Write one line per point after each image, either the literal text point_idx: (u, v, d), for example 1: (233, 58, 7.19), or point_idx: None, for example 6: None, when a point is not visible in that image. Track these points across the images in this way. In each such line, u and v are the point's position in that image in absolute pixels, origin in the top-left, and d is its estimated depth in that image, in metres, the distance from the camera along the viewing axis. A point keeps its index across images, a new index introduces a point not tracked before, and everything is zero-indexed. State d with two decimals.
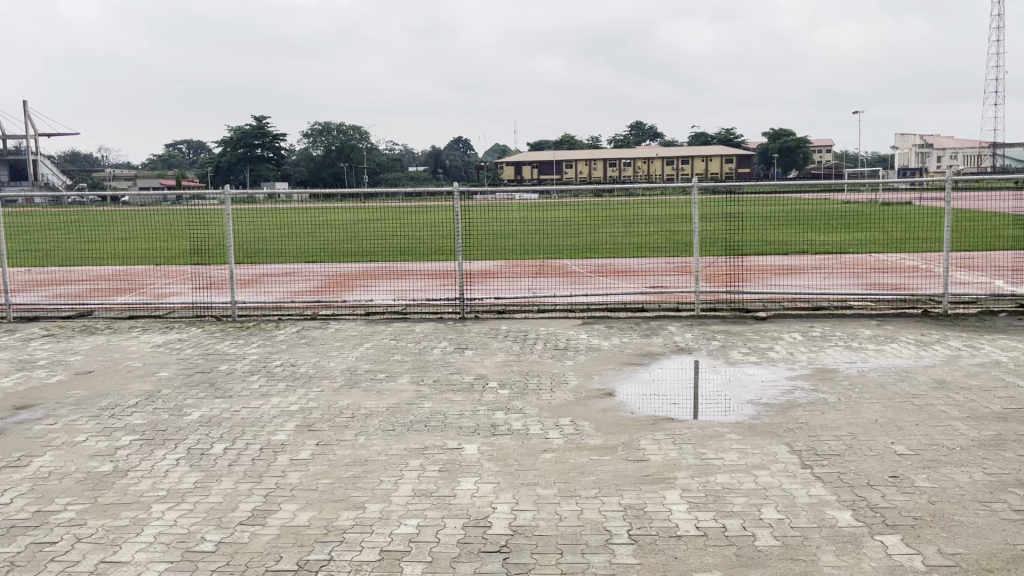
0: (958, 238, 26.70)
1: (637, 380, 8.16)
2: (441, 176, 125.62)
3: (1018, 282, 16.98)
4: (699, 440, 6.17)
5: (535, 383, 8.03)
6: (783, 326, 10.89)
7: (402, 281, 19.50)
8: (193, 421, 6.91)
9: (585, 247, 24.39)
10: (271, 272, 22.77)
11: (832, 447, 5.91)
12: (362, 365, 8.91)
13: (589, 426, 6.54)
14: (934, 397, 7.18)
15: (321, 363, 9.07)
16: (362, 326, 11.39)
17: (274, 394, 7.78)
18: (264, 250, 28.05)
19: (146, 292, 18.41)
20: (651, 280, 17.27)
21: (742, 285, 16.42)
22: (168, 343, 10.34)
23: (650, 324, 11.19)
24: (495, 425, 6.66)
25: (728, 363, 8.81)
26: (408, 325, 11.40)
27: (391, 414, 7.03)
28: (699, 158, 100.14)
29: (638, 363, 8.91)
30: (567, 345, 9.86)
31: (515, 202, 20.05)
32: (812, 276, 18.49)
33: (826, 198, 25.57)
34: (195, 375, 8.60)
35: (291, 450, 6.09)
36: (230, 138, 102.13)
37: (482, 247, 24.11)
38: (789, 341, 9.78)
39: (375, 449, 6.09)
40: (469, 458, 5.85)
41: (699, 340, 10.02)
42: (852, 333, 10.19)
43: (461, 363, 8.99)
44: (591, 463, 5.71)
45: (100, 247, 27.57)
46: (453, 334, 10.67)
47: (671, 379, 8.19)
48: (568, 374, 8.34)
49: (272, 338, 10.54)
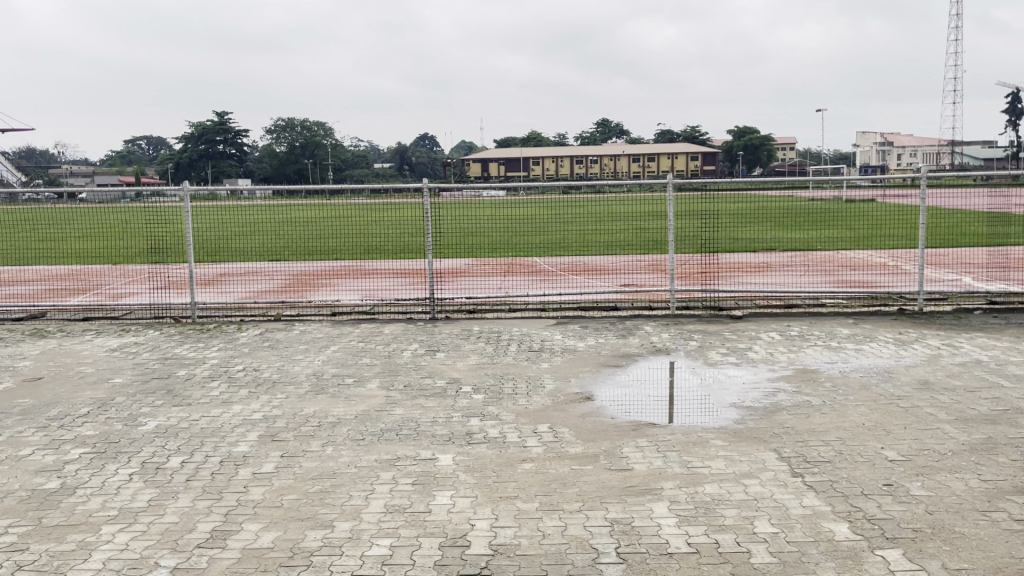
0: (923, 236, 26.89)
1: (615, 383, 7.90)
2: (407, 173, 124.72)
3: (986, 279, 17.02)
4: (683, 447, 5.92)
5: (510, 387, 7.73)
6: (760, 325, 10.71)
7: (370, 280, 19.08)
8: (149, 431, 6.51)
9: (554, 245, 24.14)
10: (232, 271, 22.18)
11: (822, 453, 5.69)
12: (329, 370, 8.53)
13: (569, 433, 6.24)
14: (919, 399, 7.01)
15: (286, 367, 8.69)
16: (329, 328, 10.99)
17: (236, 401, 7.39)
18: (226, 249, 27.39)
19: (102, 293, 17.80)
20: (623, 278, 17.03)
21: (716, 283, 16.24)
22: (124, 347, 9.87)
23: (626, 323, 10.95)
24: (470, 432, 6.34)
25: (707, 364, 8.59)
26: (376, 327, 11.03)
27: (361, 422, 6.68)
28: (665, 156, 100.50)
29: (616, 364, 8.64)
30: (542, 346, 9.58)
31: (484, 199, 19.66)
32: (785, 274, 18.40)
33: (793, 195, 25.60)
34: (152, 381, 8.17)
35: (253, 463, 5.73)
36: (192, 134, 100.43)
37: (451, 247, 23.72)
38: (767, 341, 9.59)
39: (344, 460, 5.75)
40: (443, 470, 5.53)
41: (676, 340, 9.79)
42: (830, 332, 10.04)
43: (433, 366, 8.66)
44: (573, 473, 5.42)
45: (55, 246, 26.70)
46: (424, 336, 10.33)
47: (650, 382, 7.94)
48: (545, 377, 8.06)
49: (234, 342, 10.11)
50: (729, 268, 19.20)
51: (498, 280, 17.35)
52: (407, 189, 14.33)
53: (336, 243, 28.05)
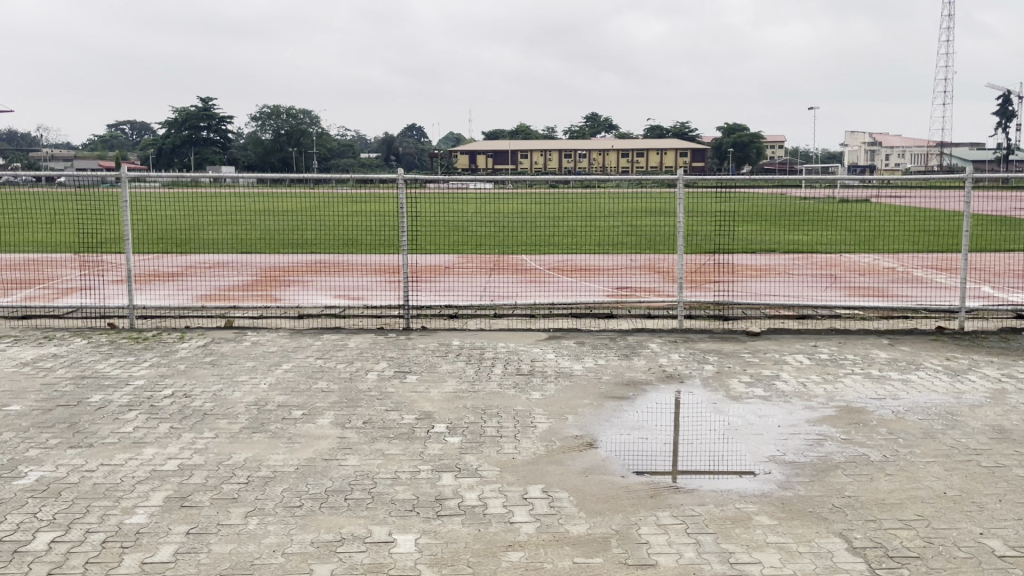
0: (927, 241, 25.65)
1: (621, 423, 6.45)
2: (393, 163, 123.04)
3: (1010, 290, 15.72)
4: (720, 528, 4.48)
5: (493, 427, 6.27)
6: (783, 343, 9.30)
7: (341, 279, 17.46)
8: (24, 489, 5.01)
9: (543, 243, 22.70)
10: (196, 264, 20.76)
11: (906, 543, 4.28)
12: (274, 399, 7.03)
13: (570, 503, 4.81)
14: (1003, 456, 5.63)
15: (224, 394, 7.19)
16: (285, 339, 9.48)
17: (151, 442, 5.90)
18: (197, 241, 25.73)
19: (48, 286, 16.21)
20: (616, 281, 15.73)
21: (719, 289, 14.85)
22: (38, 361, 8.33)
23: (628, 340, 9.51)
24: (441, 498, 4.89)
25: (730, 397, 7.16)
26: (340, 339, 9.52)
27: (302, 478, 5.22)
28: (654, 151, 98.85)
29: (620, 395, 7.21)
30: (532, 369, 8.13)
31: (467, 193, 18.10)
32: (788, 279, 17.15)
33: (794, 196, 24.34)
34: (55, 410, 6.67)
35: (146, 546, 4.26)
36: (174, 119, 98.27)
37: (431, 244, 22.31)
38: (796, 367, 8.17)
39: (270, 543, 4.29)
40: (402, 563, 4.08)
41: (689, 364, 8.34)
42: (866, 357, 8.63)
43: (402, 394, 7.19)
44: (577, 572, 3.99)
45: (13, 233, 24.98)
46: (394, 352, 8.85)
47: (663, 422, 6.51)
48: (536, 414, 6.61)
49: (170, 357, 8.58)
50: (732, 272, 17.88)
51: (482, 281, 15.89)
52: (380, 177, 12.67)
53: (314, 237, 26.39)
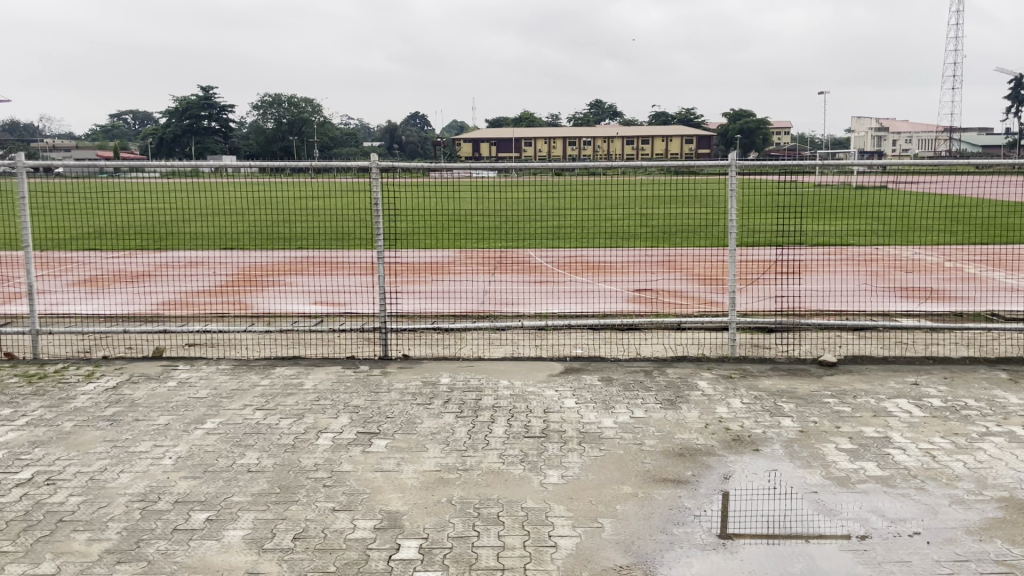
0: (966, 229, 23.40)
1: (683, 536, 4.23)
2: (396, 152, 120.70)
3: None
4: None
5: (493, 548, 4.07)
6: (875, 382, 7.05)
7: (324, 281, 15.23)
8: None
9: (552, 237, 20.42)
10: (166, 262, 18.63)
11: None
12: (173, 488, 4.84)
13: None
14: None
15: (107, 478, 4.98)
16: (223, 377, 7.28)
17: None
18: (175, 239, 23.31)
19: None
20: (637, 285, 13.39)
21: (760, 297, 12.60)
22: None
23: (669, 377, 7.26)
24: None
25: (834, 480, 4.95)
26: (294, 376, 7.31)
27: None
28: (660, 137, 95.91)
29: (678, 479, 5.00)
30: (546, 428, 5.90)
31: (464, 183, 15.73)
32: (834, 282, 14.80)
33: (825, 184, 22.00)
34: None
35: None
36: (174, 108, 96.04)
37: (423, 240, 20.13)
38: (908, 424, 5.93)
39: None
40: None
41: (758, 418, 6.11)
42: (995, 403, 6.40)
43: (360, 478, 4.98)
44: None
45: None
46: (360, 400, 6.61)
47: (743, 531, 4.31)
48: (559, 519, 4.41)
49: (59, 410, 6.36)
50: (774, 277, 15.38)
51: (484, 285, 13.68)
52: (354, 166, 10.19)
53: (299, 234, 23.90)
